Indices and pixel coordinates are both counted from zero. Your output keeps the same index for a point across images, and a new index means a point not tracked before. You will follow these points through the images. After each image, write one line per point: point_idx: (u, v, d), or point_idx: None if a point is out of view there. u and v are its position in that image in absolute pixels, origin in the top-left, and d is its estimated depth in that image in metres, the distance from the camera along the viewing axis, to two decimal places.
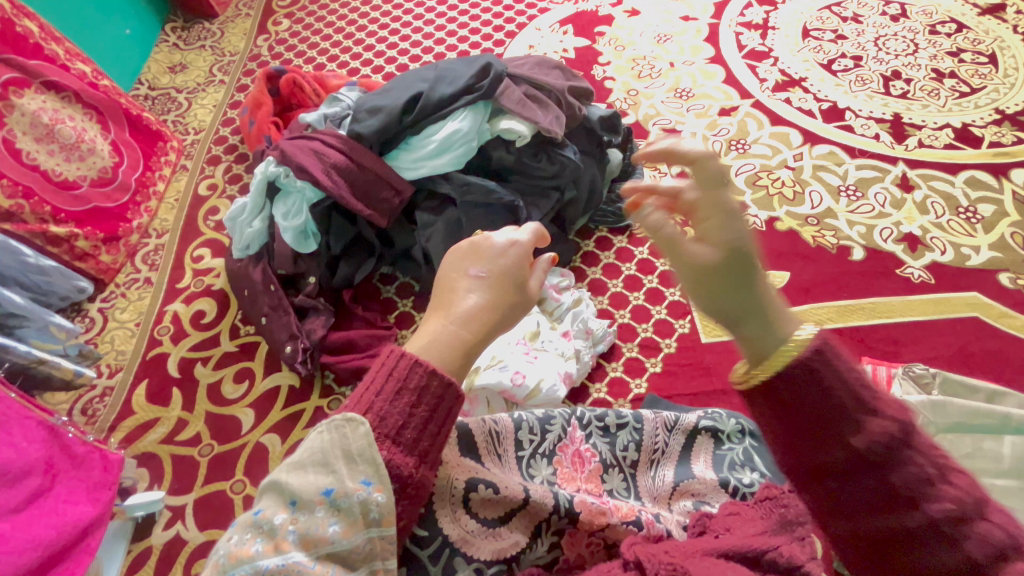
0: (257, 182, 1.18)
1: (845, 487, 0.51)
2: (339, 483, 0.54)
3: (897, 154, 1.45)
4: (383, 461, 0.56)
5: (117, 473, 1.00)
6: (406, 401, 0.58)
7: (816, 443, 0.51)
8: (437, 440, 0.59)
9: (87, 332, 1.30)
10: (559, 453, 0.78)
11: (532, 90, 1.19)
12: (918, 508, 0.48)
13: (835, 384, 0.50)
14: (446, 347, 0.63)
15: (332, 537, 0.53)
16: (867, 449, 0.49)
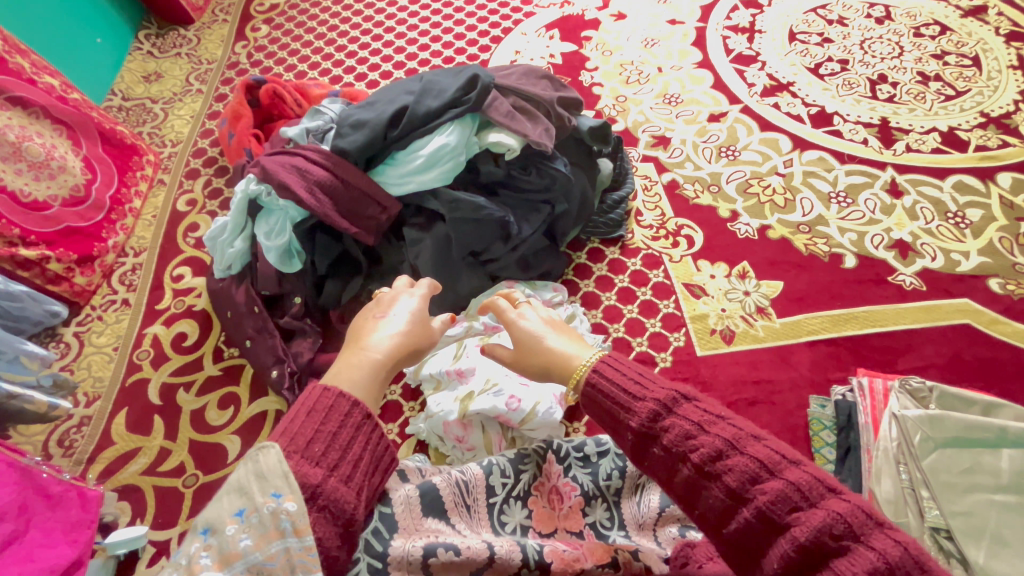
0: (237, 200, 1.13)
1: (669, 476, 0.64)
2: (250, 501, 0.55)
3: (886, 159, 1.45)
4: (293, 472, 0.56)
5: (95, 510, 0.95)
6: (314, 419, 0.60)
7: (640, 451, 0.67)
8: (348, 456, 0.60)
9: (63, 359, 1.24)
10: (534, 493, 0.80)
11: (520, 102, 1.17)
12: (718, 479, 0.60)
13: (634, 399, 0.68)
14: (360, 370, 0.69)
15: (245, 551, 0.53)
16: (672, 443, 0.64)
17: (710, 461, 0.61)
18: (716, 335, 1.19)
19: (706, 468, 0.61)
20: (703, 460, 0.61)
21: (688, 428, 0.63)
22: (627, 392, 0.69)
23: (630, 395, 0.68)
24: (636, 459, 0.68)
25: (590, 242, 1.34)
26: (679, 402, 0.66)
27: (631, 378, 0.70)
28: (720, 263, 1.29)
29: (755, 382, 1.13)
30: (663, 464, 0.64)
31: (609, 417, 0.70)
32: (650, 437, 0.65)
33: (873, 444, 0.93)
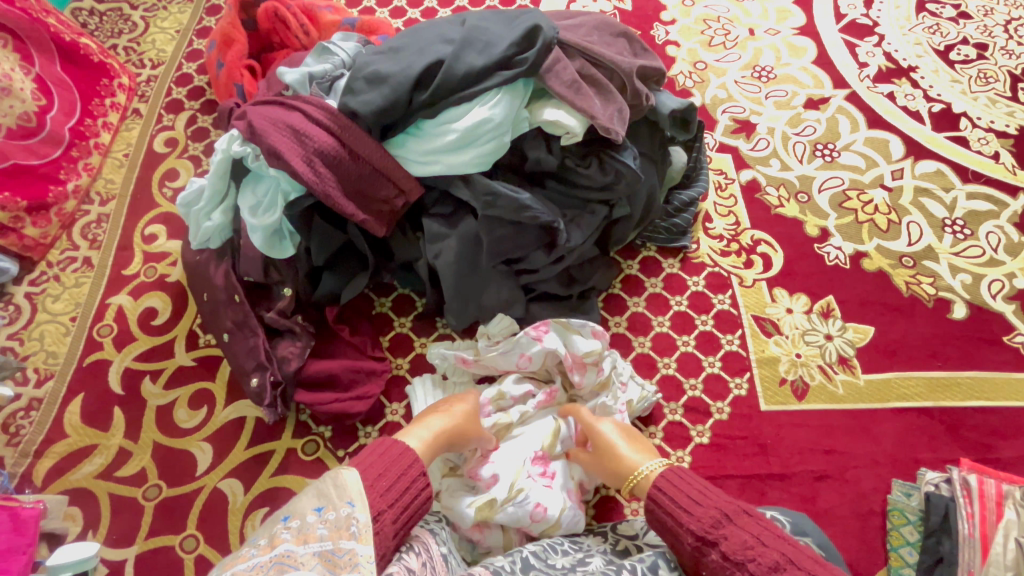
0: (218, 161, 0.89)
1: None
2: (329, 501, 0.61)
3: (1019, 182, 1.18)
4: (366, 490, 0.64)
5: (33, 532, 0.80)
6: (386, 455, 0.70)
7: (694, 554, 0.69)
8: (405, 495, 0.67)
9: (11, 325, 1.05)
10: None
11: (588, 68, 0.90)
12: None
13: (692, 504, 0.71)
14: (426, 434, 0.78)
15: (320, 538, 0.57)
16: (732, 551, 0.66)
17: (770, 572, 0.63)
18: (786, 386, 0.99)
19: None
20: (762, 571, 0.63)
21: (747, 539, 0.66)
22: (687, 496, 0.72)
23: (690, 499, 0.71)
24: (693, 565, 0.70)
25: (645, 249, 1.11)
26: (740, 513, 0.69)
27: (694, 486, 0.73)
28: (800, 294, 1.07)
29: (826, 451, 0.94)
30: (721, 571, 0.66)
31: (667, 517, 0.72)
32: (707, 542, 0.68)
33: (977, 568, 0.78)
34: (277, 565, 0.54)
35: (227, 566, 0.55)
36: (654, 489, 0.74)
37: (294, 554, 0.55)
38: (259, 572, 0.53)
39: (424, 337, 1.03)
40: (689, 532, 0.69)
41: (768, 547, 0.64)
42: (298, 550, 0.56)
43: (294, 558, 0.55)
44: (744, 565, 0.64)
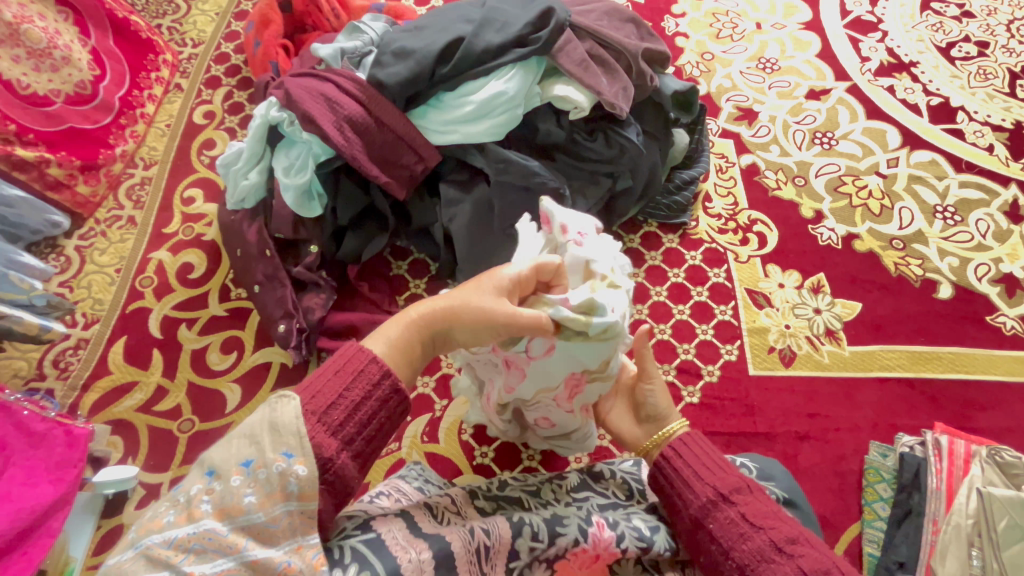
0: (256, 126, 0.99)
1: (721, 527, 0.62)
2: (259, 454, 0.50)
3: (1011, 173, 1.23)
4: (308, 434, 0.52)
5: (84, 449, 0.89)
6: (340, 381, 0.56)
7: (706, 509, 0.64)
8: (364, 430, 0.55)
9: (62, 274, 1.15)
10: (567, 558, 0.62)
11: (597, 50, 0.97)
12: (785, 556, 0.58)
13: (716, 462, 0.67)
14: (406, 341, 0.60)
15: (247, 508, 0.49)
16: (751, 514, 0.61)
17: (787, 543, 0.58)
18: (774, 353, 1.05)
19: (782, 546, 0.58)
20: (780, 539, 0.59)
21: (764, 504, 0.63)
22: (713, 456, 0.68)
23: (715, 459, 0.67)
24: (693, 517, 0.64)
25: (647, 224, 1.17)
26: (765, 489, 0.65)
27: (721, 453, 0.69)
28: (792, 271, 1.13)
29: (810, 415, 1.00)
30: (733, 529, 0.61)
31: (684, 467, 0.68)
32: (726, 499, 0.63)
33: (941, 516, 0.83)
34: (199, 548, 0.47)
35: (143, 533, 0.48)
36: (678, 441, 0.70)
37: (219, 527, 0.48)
38: (177, 551, 0.46)
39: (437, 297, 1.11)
40: (708, 486, 0.65)
41: (786, 521, 0.61)
42: (222, 525, 0.48)
43: (220, 534, 0.48)
44: (762, 530, 0.60)
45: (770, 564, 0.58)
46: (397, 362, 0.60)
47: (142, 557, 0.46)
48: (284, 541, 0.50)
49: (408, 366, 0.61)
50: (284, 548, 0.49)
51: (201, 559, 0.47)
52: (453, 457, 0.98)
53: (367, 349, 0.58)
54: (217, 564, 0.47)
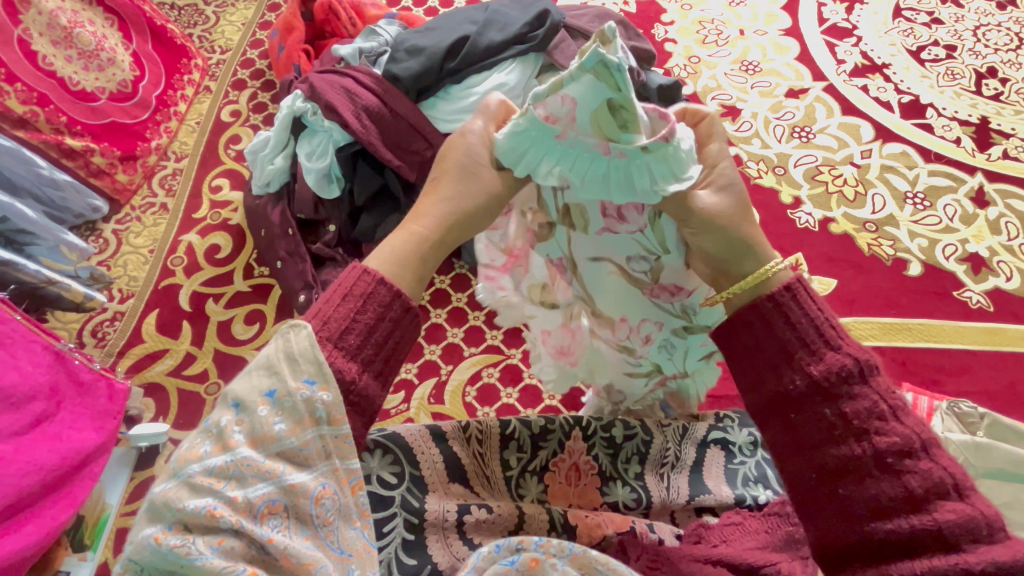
0: (282, 116, 1.10)
1: (802, 419, 0.50)
2: (282, 382, 0.45)
3: (977, 163, 1.32)
4: (327, 361, 0.47)
5: (123, 403, 0.99)
6: (350, 305, 0.49)
7: (799, 400, 0.50)
8: (385, 350, 0.50)
9: (101, 254, 1.26)
10: (552, 468, 0.73)
11: (589, 47, 1.07)
12: (893, 473, 0.46)
13: (822, 343, 0.50)
14: (403, 252, 0.53)
15: (278, 436, 0.44)
16: (856, 414, 0.48)
17: (897, 455, 0.46)
18: None
19: (890, 460, 0.46)
20: (889, 448, 0.46)
21: (875, 401, 0.48)
22: (818, 329, 0.51)
23: (821, 335, 0.50)
24: (770, 403, 0.52)
25: None
26: (877, 373, 0.49)
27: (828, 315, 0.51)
28: None
29: None
30: (824, 427, 0.49)
31: (773, 345, 0.52)
32: (826, 392, 0.49)
33: None
34: (238, 475, 0.42)
35: (183, 466, 0.43)
36: (754, 310, 0.53)
37: (255, 454, 0.43)
38: (214, 480, 0.42)
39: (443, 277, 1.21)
40: (800, 372, 0.50)
41: (903, 424, 0.47)
42: (259, 453, 0.43)
43: (257, 462, 0.43)
44: (867, 436, 0.47)
45: (865, 477, 0.47)
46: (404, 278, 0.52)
47: (184, 485, 0.42)
48: (319, 465, 0.45)
49: (415, 279, 0.53)
50: (316, 472, 0.45)
51: (243, 485, 0.42)
52: (458, 417, 1.06)
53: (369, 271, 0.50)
54: (258, 488, 0.43)
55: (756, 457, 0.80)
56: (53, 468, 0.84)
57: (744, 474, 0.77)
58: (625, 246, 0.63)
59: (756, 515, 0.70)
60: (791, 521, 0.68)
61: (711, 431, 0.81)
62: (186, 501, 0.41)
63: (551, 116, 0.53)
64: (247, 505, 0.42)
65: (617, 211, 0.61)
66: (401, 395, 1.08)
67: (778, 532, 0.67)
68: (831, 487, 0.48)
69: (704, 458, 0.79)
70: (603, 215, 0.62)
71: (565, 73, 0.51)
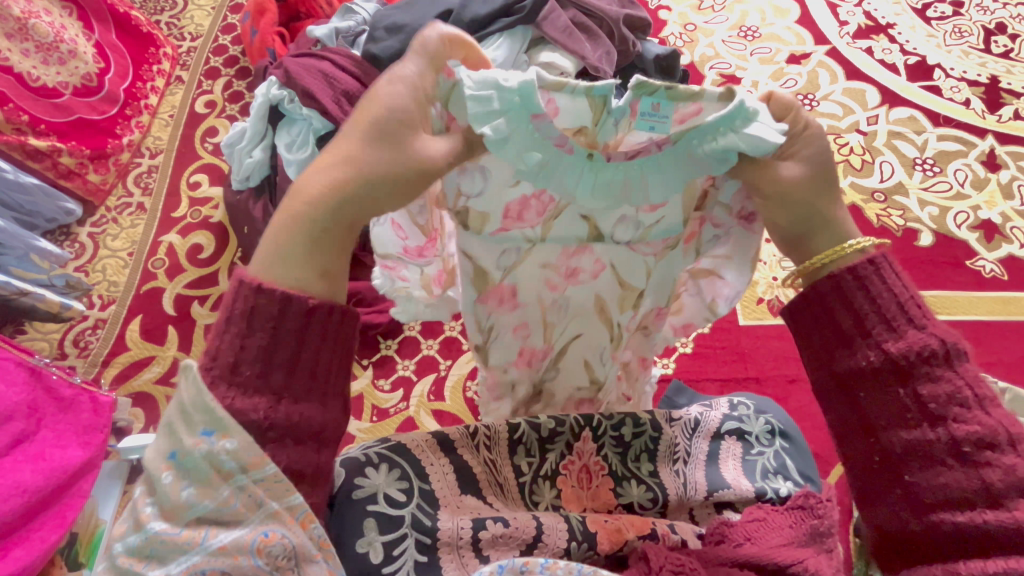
0: (258, 105, 1.04)
1: (868, 399, 0.47)
2: (178, 442, 0.40)
3: (987, 125, 1.27)
4: (220, 404, 0.40)
5: (109, 416, 0.94)
6: (235, 330, 0.41)
7: (870, 381, 0.47)
8: (296, 367, 0.42)
9: (77, 259, 1.20)
10: (564, 471, 0.70)
11: (580, 17, 1.01)
12: (969, 465, 0.43)
13: (906, 321, 0.46)
14: (295, 239, 0.42)
15: (189, 503, 0.40)
16: (932, 398, 0.44)
17: (973, 444, 0.43)
18: (763, 304, 1.09)
19: (967, 450, 0.43)
20: (967, 438, 0.43)
21: (959, 386, 0.44)
22: (902, 306, 0.46)
23: (905, 313, 0.46)
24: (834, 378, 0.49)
25: None
26: (961, 357, 0.45)
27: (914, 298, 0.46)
28: None
29: (798, 358, 1.05)
30: (895, 409, 0.46)
31: (848, 320, 0.47)
32: (902, 372, 0.45)
33: None
34: (155, 552, 0.40)
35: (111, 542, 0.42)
36: (836, 287, 0.47)
37: (168, 528, 0.40)
38: (139, 560, 0.40)
39: None
40: (876, 349, 0.46)
41: (987, 415, 0.43)
42: (171, 526, 0.40)
43: (171, 533, 0.40)
44: (943, 422, 0.44)
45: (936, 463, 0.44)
46: (305, 275, 0.42)
47: (110, 568, 0.41)
48: (252, 516, 0.42)
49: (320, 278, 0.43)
50: (252, 524, 0.42)
51: (164, 562, 0.40)
52: (459, 414, 1.02)
53: (246, 279, 0.41)
54: (181, 561, 0.40)
55: (774, 447, 0.78)
56: (38, 489, 0.80)
57: (764, 465, 0.76)
58: (511, 240, 0.57)
59: (778, 510, 0.67)
60: (816, 514, 0.65)
61: (725, 421, 0.80)
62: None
63: (539, 115, 0.44)
64: None
65: (518, 211, 0.53)
66: (400, 394, 1.04)
67: (802, 526, 0.64)
68: (892, 466, 0.46)
69: (719, 450, 0.77)
70: (504, 213, 0.53)
71: (572, 81, 0.44)
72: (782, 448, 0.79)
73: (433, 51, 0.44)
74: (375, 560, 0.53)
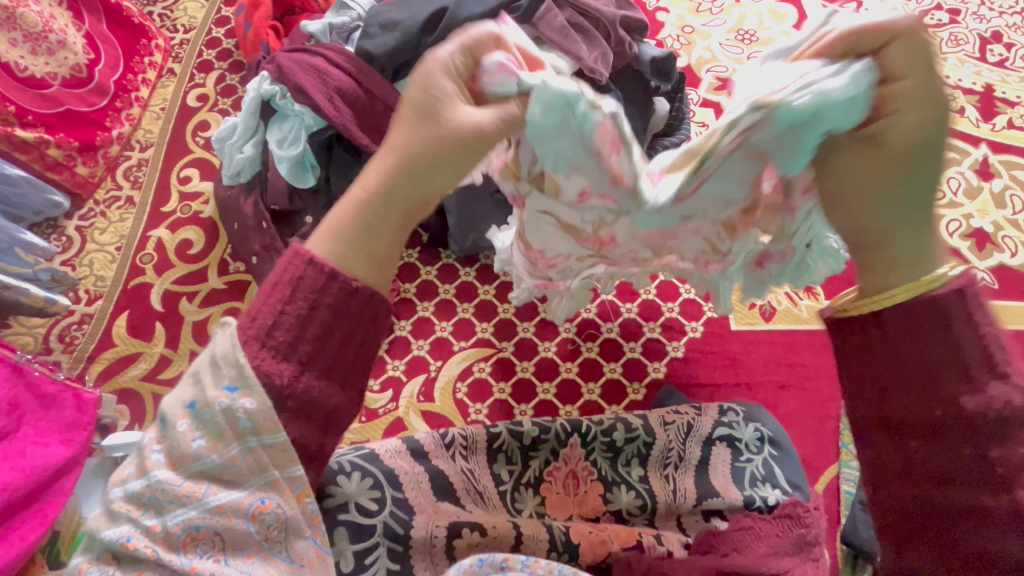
0: (249, 100, 1.02)
1: (905, 412, 0.47)
2: (202, 393, 0.44)
3: (981, 133, 1.27)
4: (250, 364, 0.44)
5: (93, 413, 0.93)
6: (278, 295, 0.45)
7: (915, 403, 0.47)
8: (324, 346, 0.46)
9: (64, 253, 1.18)
10: (548, 478, 0.70)
11: (576, 17, 1.00)
12: (998, 484, 0.44)
13: (986, 371, 0.45)
14: (352, 223, 0.47)
15: (199, 453, 0.43)
16: (984, 425, 0.44)
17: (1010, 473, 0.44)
18: (755, 309, 1.09)
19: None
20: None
21: (993, 405, 0.44)
22: (972, 349, 0.45)
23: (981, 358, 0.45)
24: (873, 340, 0.48)
25: None
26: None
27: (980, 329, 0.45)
28: None
29: (789, 364, 1.05)
30: (932, 432, 0.46)
31: (897, 339, 0.47)
32: (929, 383, 0.46)
33: None
34: (154, 502, 0.42)
35: (110, 485, 0.45)
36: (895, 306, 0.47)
37: (169, 478, 0.42)
38: (135, 503, 0.42)
39: (429, 266, 1.14)
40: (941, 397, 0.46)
41: None
42: (172, 477, 0.42)
43: (174, 484, 0.42)
44: (991, 461, 0.44)
45: (992, 527, 0.44)
46: (359, 263, 0.47)
47: (105, 515, 0.43)
48: (252, 481, 0.44)
49: (370, 258, 0.47)
50: (252, 489, 0.44)
51: (161, 513, 0.42)
52: (449, 415, 1.02)
53: (302, 249, 0.46)
54: (177, 514, 0.42)
55: (762, 454, 0.78)
56: (17, 488, 0.78)
57: (752, 473, 0.75)
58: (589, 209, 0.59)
59: (766, 518, 0.67)
60: (801, 523, 0.66)
61: (717, 426, 0.79)
62: (103, 529, 0.42)
63: (605, 129, 0.48)
64: (164, 534, 0.42)
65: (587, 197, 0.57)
66: (389, 394, 1.04)
67: (788, 535, 0.65)
68: (917, 476, 0.47)
69: (709, 456, 0.76)
70: (578, 194, 0.56)
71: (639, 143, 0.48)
72: (771, 456, 0.78)
73: (481, 32, 0.47)
74: (346, 569, 0.53)
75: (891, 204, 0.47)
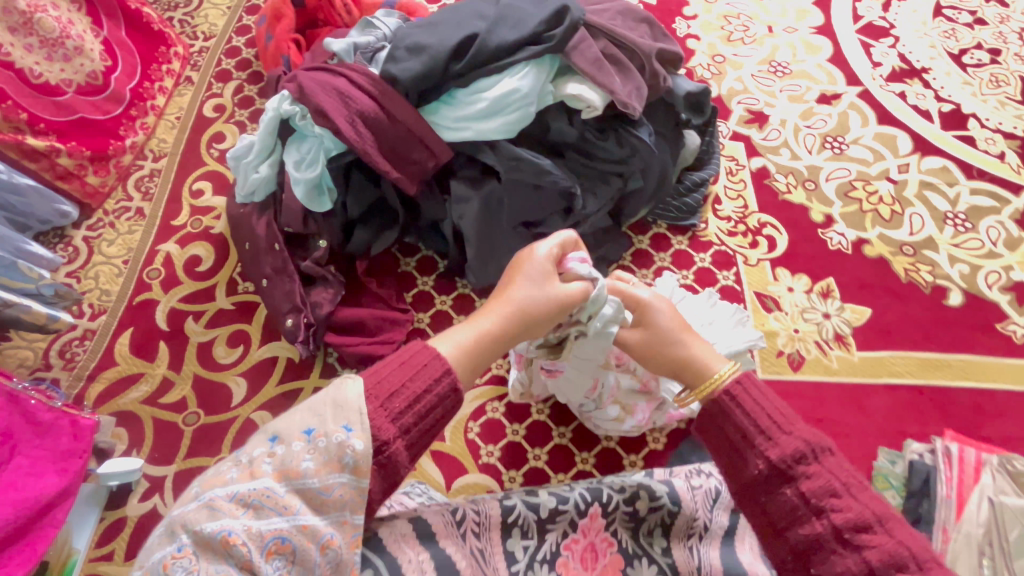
0: (267, 119, 0.98)
1: (761, 490, 0.60)
2: (322, 423, 0.53)
3: (1021, 181, 1.22)
4: (369, 415, 0.54)
5: (89, 440, 0.89)
6: (405, 372, 0.57)
7: (765, 485, 0.60)
8: (421, 422, 0.57)
9: (70, 264, 1.15)
10: (564, 554, 0.66)
11: (611, 48, 0.97)
12: (823, 516, 0.56)
13: (775, 429, 0.60)
14: (474, 343, 0.65)
15: (303, 472, 0.51)
16: (813, 492, 0.57)
17: (851, 527, 0.55)
18: (782, 358, 1.05)
19: (847, 536, 0.55)
20: (846, 525, 0.55)
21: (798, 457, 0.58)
22: (760, 426, 0.62)
23: (768, 425, 0.61)
24: (711, 434, 0.65)
25: (656, 226, 1.17)
26: (822, 452, 0.59)
27: (773, 406, 0.62)
28: (801, 274, 1.12)
29: (818, 419, 1.00)
30: (788, 506, 0.58)
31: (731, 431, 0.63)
32: (749, 446, 0.61)
33: (952, 524, 0.83)
34: (257, 504, 0.50)
35: (209, 486, 0.51)
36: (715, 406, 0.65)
37: (275, 488, 0.51)
38: (239, 503, 0.50)
39: (445, 296, 1.10)
40: (761, 456, 0.60)
41: (855, 499, 0.56)
42: (279, 486, 0.51)
43: (277, 495, 0.50)
44: (824, 513, 0.56)
45: (829, 552, 0.56)
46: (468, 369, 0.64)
47: (205, 508, 0.49)
48: (330, 514, 0.52)
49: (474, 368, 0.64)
50: (329, 521, 0.52)
51: (257, 516, 0.49)
52: (459, 456, 0.97)
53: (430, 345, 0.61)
54: (270, 522, 0.49)
55: None
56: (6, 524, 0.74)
57: None
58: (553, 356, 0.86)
59: None
60: None
61: None
62: (203, 522, 0.48)
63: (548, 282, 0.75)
64: (255, 537, 0.48)
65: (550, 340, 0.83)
66: None
67: None
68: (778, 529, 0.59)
69: (736, 527, 0.74)
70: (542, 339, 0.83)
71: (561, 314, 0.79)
72: None
73: (566, 238, 0.79)
74: None
75: (685, 338, 0.74)
